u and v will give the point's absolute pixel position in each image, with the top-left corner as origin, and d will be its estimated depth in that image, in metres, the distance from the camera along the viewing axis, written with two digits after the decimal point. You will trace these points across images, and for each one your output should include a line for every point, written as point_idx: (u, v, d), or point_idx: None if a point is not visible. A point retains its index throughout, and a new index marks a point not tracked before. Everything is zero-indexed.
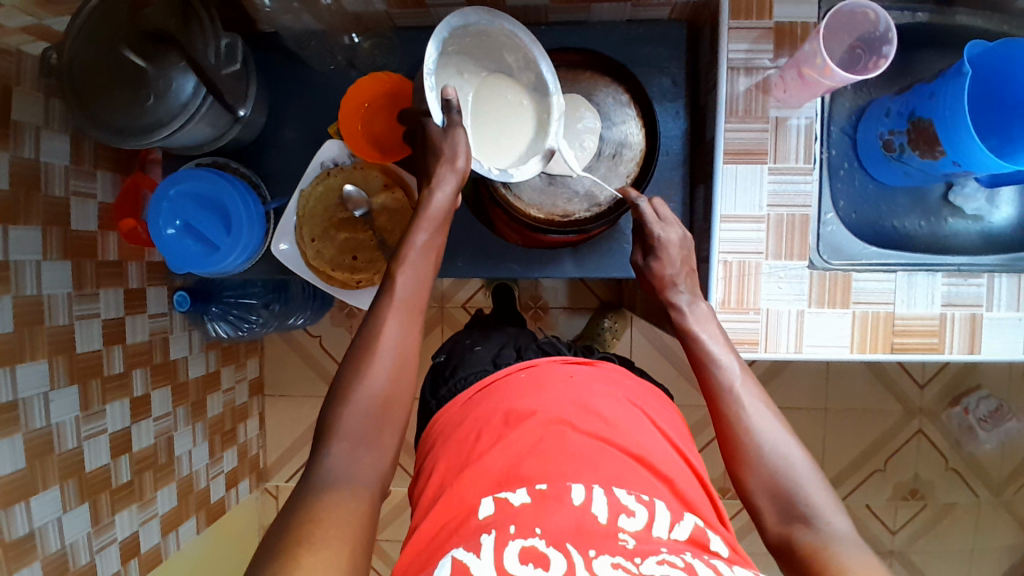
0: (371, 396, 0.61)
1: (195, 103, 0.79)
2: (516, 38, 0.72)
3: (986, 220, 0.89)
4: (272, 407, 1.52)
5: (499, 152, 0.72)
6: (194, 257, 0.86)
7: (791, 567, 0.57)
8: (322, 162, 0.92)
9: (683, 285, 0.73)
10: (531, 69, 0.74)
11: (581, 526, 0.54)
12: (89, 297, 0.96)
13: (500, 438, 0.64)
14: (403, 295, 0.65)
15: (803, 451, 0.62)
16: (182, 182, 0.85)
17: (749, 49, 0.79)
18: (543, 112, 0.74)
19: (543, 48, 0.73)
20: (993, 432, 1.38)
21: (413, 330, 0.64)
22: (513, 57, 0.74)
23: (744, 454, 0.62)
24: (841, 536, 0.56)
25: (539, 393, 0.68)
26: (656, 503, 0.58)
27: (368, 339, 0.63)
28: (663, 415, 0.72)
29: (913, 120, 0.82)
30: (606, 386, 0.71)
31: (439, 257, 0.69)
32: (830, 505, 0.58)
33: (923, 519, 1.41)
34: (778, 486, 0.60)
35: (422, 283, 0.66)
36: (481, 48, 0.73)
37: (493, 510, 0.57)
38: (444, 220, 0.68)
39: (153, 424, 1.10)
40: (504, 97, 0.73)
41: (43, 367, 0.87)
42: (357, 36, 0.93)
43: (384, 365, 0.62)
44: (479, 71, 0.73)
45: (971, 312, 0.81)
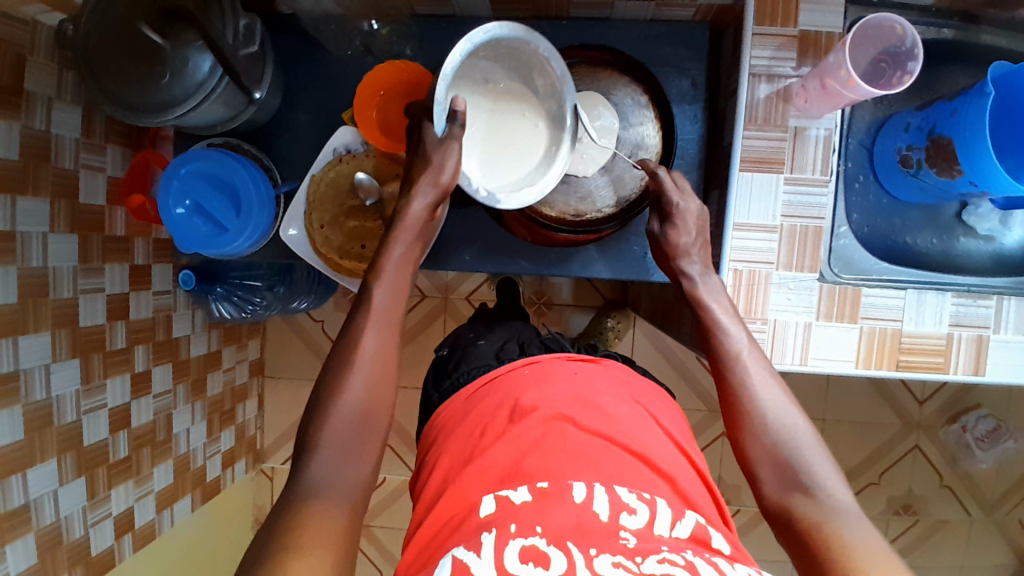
0: (352, 409, 0.61)
1: (211, 81, 0.78)
2: (548, 64, 0.72)
3: (997, 241, 0.89)
4: (271, 390, 1.52)
5: (498, 172, 0.73)
6: (202, 237, 0.86)
7: (792, 540, 0.56)
8: (334, 147, 0.91)
9: (695, 253, 0.72)
10: (555, 99, 0.74)
11: (582, 525, 0.54)
12: (94, 271, 0.95)
13: (503, 434, 0.64)
14: (379, 307, 0.66)
15: (807, 423, 0.62)
16: (192, 162, 0.85)
17: (771, 56, 0.78)
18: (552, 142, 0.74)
19: (573, 85, 0.73)
20: (990, 451, 1.37)
21: (391, 342, 0.66)
22: (542, 81, 0.73)
23: (746, 423, 0.62)
24: (843, 507, 0.55)
25: (541, 388, 0.68)
26: (657, 501, 0.57)
27: (346, 348, 0.64)
28: (668, 415, 0.72)
29: (932, 136, 0.81)
30: (609, 382, 0.71)
31: (416, 266, 0.72)
32: (831, 477, 0.57)
33: (915, 533, 1.41)
34: (780, 461, 0.59)
35: (399, 295, 0.68)
36: (513, 61, 0.72)
37: (493, 507, 0.57)
38: (420, 231, 0.71)
39: (153, 401, 1.10)
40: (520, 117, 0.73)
41: (46, 340, 0.87)
42: (376, 23, 0.91)
43: (366, 371, 0.63)
44: (502, 84, 0.73)
45: (978, 333, 0.81)
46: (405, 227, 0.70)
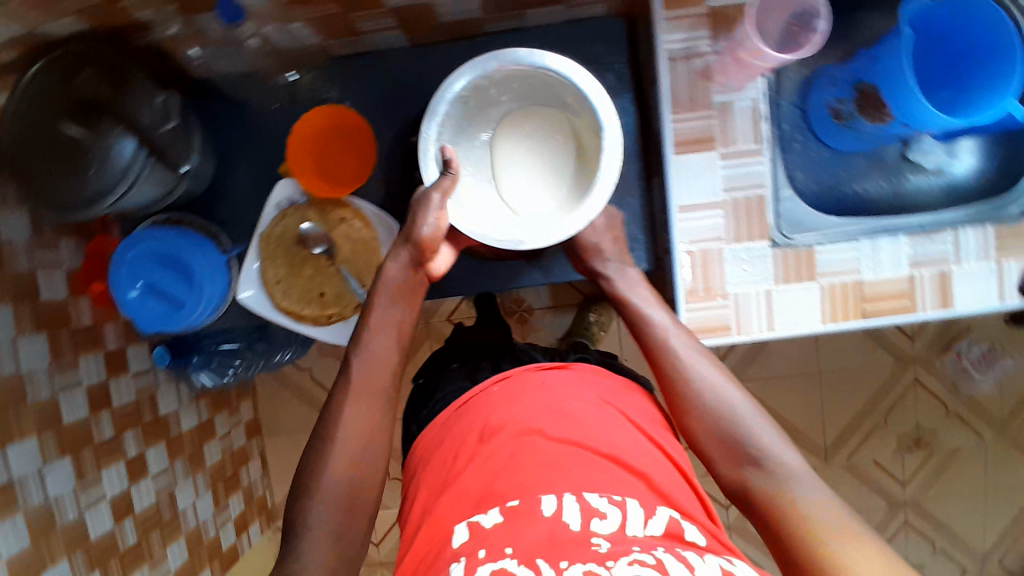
0: (337, 485, 0.63)
1: (138, 163, 0.76)
2: (552, 78, 0.77)
3: (948, 173, 0.89)
4: (272, 447, 1.51)
5: (535, 196, 0.83)
6: (161, 315, 0.85)
7: (753, 513, 0.56)
8: (278, 203, 0.88)
9: (609, 252, 0.81)
10: (585, 105, 0.78)
11: (553, 538, 0.53)
12: (68, 367, 0.95)
13: (474, 456, 0.64)
14: (360, 381, 0.69)
15: (744, 393, 0.63)
16: (138, 244, 0.84)
17: (686, 37, 0.78)
18: (589, 153, 0.80)
19: (581, 75, 0.73)
20: (988, 373, 1.38)
21: (373, 412, 0.68)
22: (568, 97, 0.79)
23: (686, 405, 0.63)
24: (791, 471, 0.56)
25: (512, 404, 0.68)
26: (629, 501, 0.57)
27: (328, 430, 0.66)
28: (641, 410, 0.71)
29: (857, 85, 0.82)
30: (577, 386, 0.70)
31: (403, 330, 0.75)
32: (776, 443, 0.58)
33: (931, 467, 1.41)
34: (725, 436, 0.60)
35: (382, 368, 0.71)
36: (540, 93, 0.82)
37: (466, 535, 0.57)
38: (401, 288, 0.76)
39: (153, 482, 1.10)
40: (559, 147, 0.84)
41: (33, 445, 0.87)
42: (294, 74, 0.92)
43: (348, 450, 0.65)
44: (533, 122, 0.84)
45: (939, 269, 0.80)
46: (388, 289, 0.75)
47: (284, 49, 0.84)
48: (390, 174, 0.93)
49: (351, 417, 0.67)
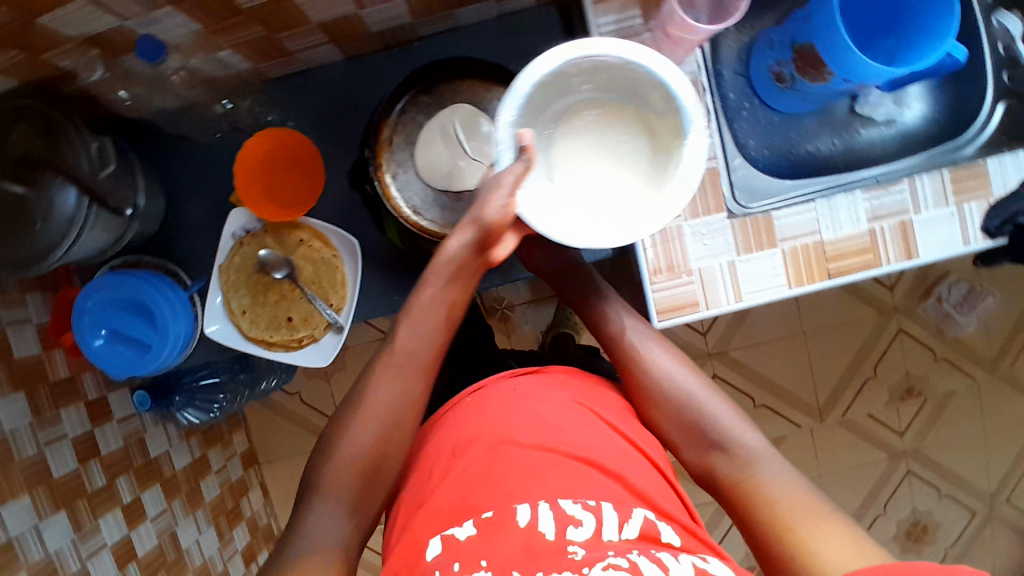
0: (358, 455, 0.67)
1: (82, 213, 0.74)
2: (648, 72, 0.67)
3: (899, 122, 0.90)
4: (272, 474, 1.50)
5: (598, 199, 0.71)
6: (129, 360, 0.84)
7: (714, 489, 0.67)
8: (233, 233, 0.88)
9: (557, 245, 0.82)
10: (673, 106, 0.68)
11: (529, 549, 0.55)
12: (51, 422, 0.94)
13: (448, 473, 0.63)
14: (400, 353, 0.70)
15: (700, 381, 0.71)
16: (98, 292, 0.83)
17: (617, 19, 0.78)
18: (670, 154, 0.70)
19: (680, 78, 0.66)
20: (970, 313, 1.38)
21: (405, 386, 0.69)
22: (653, 95, 0.69)
23: (650, 394, 0.71)
24: (751, 451, 0.66)
25: (484, 413, 0.67)
26: (603, 505, 0.58)
27: (361, 395, 0.69)
28: (619, 415, 0.69)
29: (795, 47, 0.81)
30: (553, 388, 0.69)
31: (451, 311, 0.72)
32: (738, 427, 0.67)
33: (927, 413, 1.41)
34: (689, 423, 0.69)
35: (425, 342, 0.71)
36: (620, 87, 0.70)
37: (440, 549, 0.57)
38: (455, 270, 0.71)
39: (153, 525, 1.08)
40: (629, 149, 0.71)
41: (26, 503, 0.87)
42: (229, 101, 0.88)
43: (375, 419, 0.67)
44: (609, 117, 0.72)
45: (899, 219, 0.80)
46: (444, 261, 0.71)
47: (219, 79, 0.83)
48: (342, 191, 0.93)
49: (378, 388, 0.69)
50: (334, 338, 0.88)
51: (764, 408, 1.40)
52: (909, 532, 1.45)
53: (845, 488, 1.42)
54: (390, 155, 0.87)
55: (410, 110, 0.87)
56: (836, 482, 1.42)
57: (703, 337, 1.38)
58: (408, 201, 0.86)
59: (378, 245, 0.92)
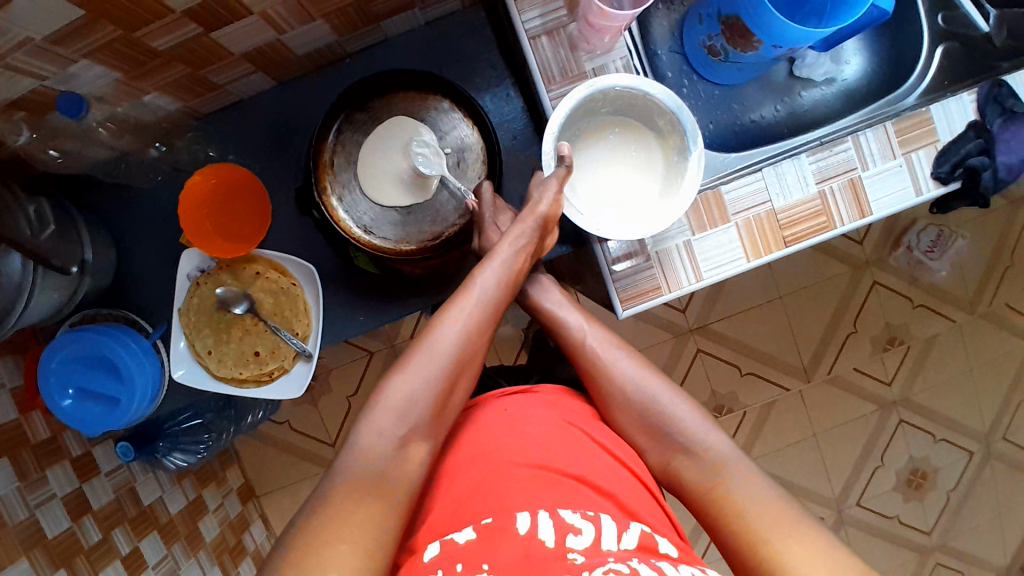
0: (427, 392, 0.65)
1: (28, 277, 0.74)
2: (660, 101, 0.75)
3: (839, 79, 0.90)
4: (272, 503, 1.50)
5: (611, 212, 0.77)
6: (100, 416, 0.83)
7: (680, 492, 0.68)
8: (188, 274, 0.87)
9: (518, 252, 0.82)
10: (679, 131, 0.76)
11: (529, 555, 0.53)
12: (37, 483, 0.93)
13: (440, 496, 0.63)
14: (481, 294, 0.71)
15: (664, 383, 0.72)
16: (58, 352, 0.82)
17: (542, 14, 0.78)
18: (675, 172, 0.77)
19: (689, 112, 0.74)
20: (943, 257, 1.39)
21: (477, 329, 0.70)
22: (663, 120, 0.77)
23: (608, 403, 0.72)
24: (720, 455, 0.66)
25: (472, 438, 0.66)
26: (602, 516, 0.58)
27: (434, 331, 0.68)
28: (604, 431, 0.70)
29: (723, 19, 0.81)
30: (542, 408, 0.68)
31: (519, 273, 0.75)
32: (708, 433, 0.68)
33: (912, 360, 1.42)
34: (653, 428, 0.69)
35: (501, 292, 0.73)
36: (635, 113, 0.78)
37: (438, 551, 0.56)
38: (530, 234, 0.75)
39: (155, 572, 1.07)
40: (643, 164, 0.79)
41: (24, 566, 0.86)
42: (162, 143, 0.86)
43: (451, 354, 0.67)
44: (623, 138, 0.79)
45: (847, 178, 0.80)
46: (517, 235, 0.75)
47: (150, 123, 0.82)
48: (292, 219, 0.91)
49: (453, 329, 0.68)
50: (305, 367, 0.87)
51: (752, 376, 1.40)
52: (909, 481, 1.45)
53: (841, 445, 1.43)
54: (333, 177, 0.87)
55: (346, 131, 0.88)
56: (830, 440, 1.43)
57: (683, 314, 1.38)
58: (358, 220, 0.86)
59: (336, 267, 0.92)
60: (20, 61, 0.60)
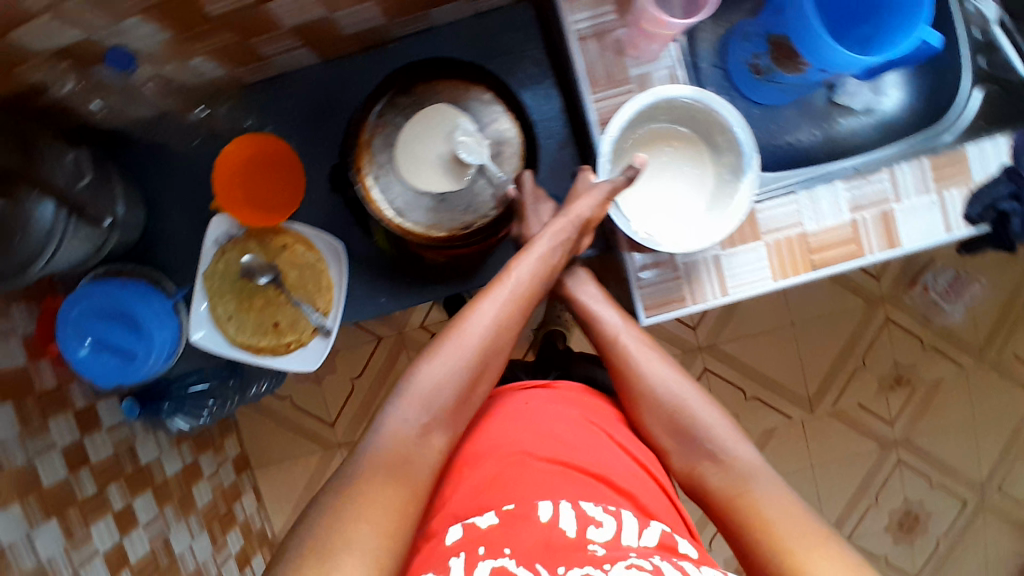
0: (457, 378, 0.67)
1: (60, 226, 0.73)
2: (721, 117, 0.75)
3: (877, 110, 0.90)
4: (265, 478, 1.50)
5: (658, 221, 0.80)
6: (115, 369, 0.83)
7: (703, 497, 0.68)
8: (216, 239, 0.87)
9: None
10: (736, 150, 0.77)
11: (549, 543, 0.56)
12: (39, 431, 0.93)
13: (462, 482, 0.65)
14: (517, 289, 0.72)
15: (694, 386, 0.73)
16: (81, 302, 0.83)
17: (592, 15, 0.78)
18: (726, 189, 0.78)
19: (748, 131, 0.74)
20: (957, 301, 1.40)
21: (509, 324, 0.71)
22: (722, 137, 0.78)
23: (638, 400, 0.72)
24: (747, 464, 0.67)
25: (495, 429, 0.68)
26: (623, 512, 0.60)
27: (468, 318, 0.70)
28: (628, 436, 0.71)
29: (771, 37, 0.86)
30: (559, 404, 0.70)
31: (553, 271, 0.76)
32: (734, 441, 0.68)
33: (916, 401, 1.43)
34: (680, 430, 0.70)
35: (535, 288, 0.74)
36: (695, 125, 0.80)
37: (460, 534, 0.59)
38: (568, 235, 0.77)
39: (145, 531, 1.07)
40: (696, 178, 0.81)
41: (16, 512, 0.86)
42: (206, 108, 0.89)
43: (483, 344, 0.69)
44: (680, 150, 0.81)
45: (881, 209, 0.80)
46: (556, 229, 0.77)
47: (193, 86, 0.82)
48: (324, 196, 0.92)
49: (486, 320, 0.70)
50: (322, 342, 0.88)
51: (756, 400, 1.40)
52: (900, 521, 1.46)
53: (837, 477, 1.43)
54: (371, 157, 0.87)
55: (389, 112, 0.88)
56: (827, 472, 1.43)
57: (693, 331, 1.38)
58: (392, 203, 0.86)
59: (362, 248, 0.92)
60: (72, 11, 0.59)
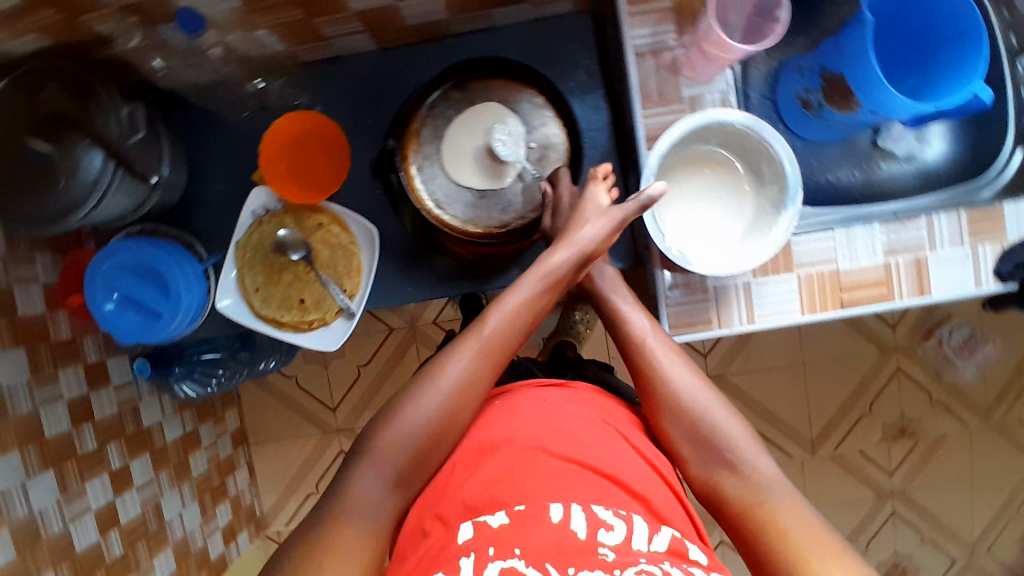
0: (423, 428, 0.67)
1: (106, 178, 0.73)
2: (771, 148, 0.76)
3: (919, 159, 0.91)
4: (260, 455, 1.50)
5: (693, 240, 0.80)
6: (138, 327, 0.84)
7: (717, 505, 0.68)
8: (254, 211, 0.88)
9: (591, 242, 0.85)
10: (781, 183, 0.77)
11: (560, 545, 0.56)
12: (48, 380, 0.93)
13: (474, 469, 0.65)
14: (489, 337, 0.71)
15: (717, 397, 0.72)
16: (112, 256, 0.83)
17: (652, 32, 0.79)
18: (765, 218, 0.78)
19: (796, 166, 0.75)
20: (970, 359, 1.41)
21: (482, 372, 0.70)
22: (768, 167, 0.79)
23: (661, 404, 0.72)
24: (764, 476, 0.67)
25: (512, 420, 0.68)
26: (634, 516, 0.60)
27: (438, 369, 0.70)
28: (644, 441, 0.71)
29: (825, 75, 0.83)
30: (575, 404, 0.71)
31: (536, 315, 0.75)
32: (753, 451, 0.68)
33: (917, 455, 1.42)
34: (699, 437, 0.70)
35: (513, 333, 0.72)
36: (742, 152, 0.80)
37: (472, 532, 0.59)
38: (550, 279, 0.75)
39: (138, 494, 1.07)
40: (735, 204, 0.81)
41: (14, 459, 0.86)
42: (262, 81, 0.90)
43: (450, 396, 0.68)
44: (723, 175, 0.82)
45: (914, 256, 0.81)
46: (544, 271, 0.75)
47: (252, 57, 0.84)
48: (364, 180, 0.93)
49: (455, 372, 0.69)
50: (345, 324, 0.88)
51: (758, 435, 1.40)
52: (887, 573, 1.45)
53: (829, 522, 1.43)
54: (417, 147, 0.88)
55: (441, 105, 0.89)
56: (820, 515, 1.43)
57: (704, 358, 1.39)
58: (432, 194, 0.88)
59: (395, 236, 0.92)
60: None
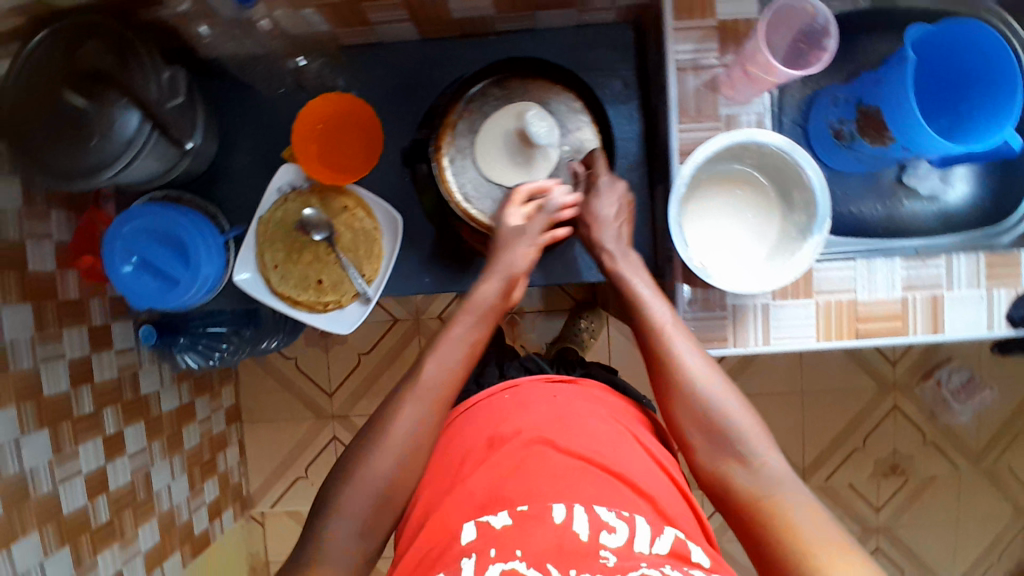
0: (379, 478, 0.64)
1: (141, 138, 0.73)
2: (804, 174, 0.77)
3: (941, 200, 0.92)
4: (251, 434, 1.49)
5: (715, 255, 0.80)
6: (154, 292, 0.83)
7: (727, 498, 0.68)
8: (279, 187, 0.88)
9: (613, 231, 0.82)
10: (809, 211, 0.78)
11: (561, 546, 0.56)
12: (52, 338, 0.92)
13: (483, 461, 0.65)
14: (428, 382, 0.68)
15: (735, 394, 0.72)
16: (135, 218, 0.82)
17: (695, 48, 0.80)
18: (789, 243, 0.79)
19: (827, 195, 0.75)
20: (967, 403, 1.41)
21: (426, 418, 0.67)
22: (798, 194, 0.80)
23: (676, 394, 0.72)
24: (775, 469, 0.67)
25: (522, 414, 0.69)
26: (637, 518, 0.59)
27: (382, 423, 0.66)
28: (653, 443, 0.71)
29: (861, 107, 0.84)
30: (586, 402, 0.71)
31: (479, 349, 0.72)
32: (764, 445, 0.69)
33: (906, 493, 1.43)
34: (711, 431, 0.70)
35: (450, 372, 0.69)
36: (775, 177, 0.82)
37: (475, 534, 0.59)
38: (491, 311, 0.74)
39: (129, 461, 1.07)
40: (759, 226, 0.82)
41: (12, 414, 0.85)
42: (304, 59, 0.90)
43: (397, 448, 0.65)
44: (751, 197, 0.83)
45: (931, 292, 0.82)
46: (472, 304, 0.73)
47: (295, 35, 0.84)
48: (392, 168, 0.93)
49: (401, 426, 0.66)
50: (360, 309, 0.88)
51: None
52: None
53: None
54: (451, 139, 0.89)
55: (477, 100, 0.89)
56: None
57: None
58: (461, 187, 0.88)
59: (417, 226, 0.93)
60: None
